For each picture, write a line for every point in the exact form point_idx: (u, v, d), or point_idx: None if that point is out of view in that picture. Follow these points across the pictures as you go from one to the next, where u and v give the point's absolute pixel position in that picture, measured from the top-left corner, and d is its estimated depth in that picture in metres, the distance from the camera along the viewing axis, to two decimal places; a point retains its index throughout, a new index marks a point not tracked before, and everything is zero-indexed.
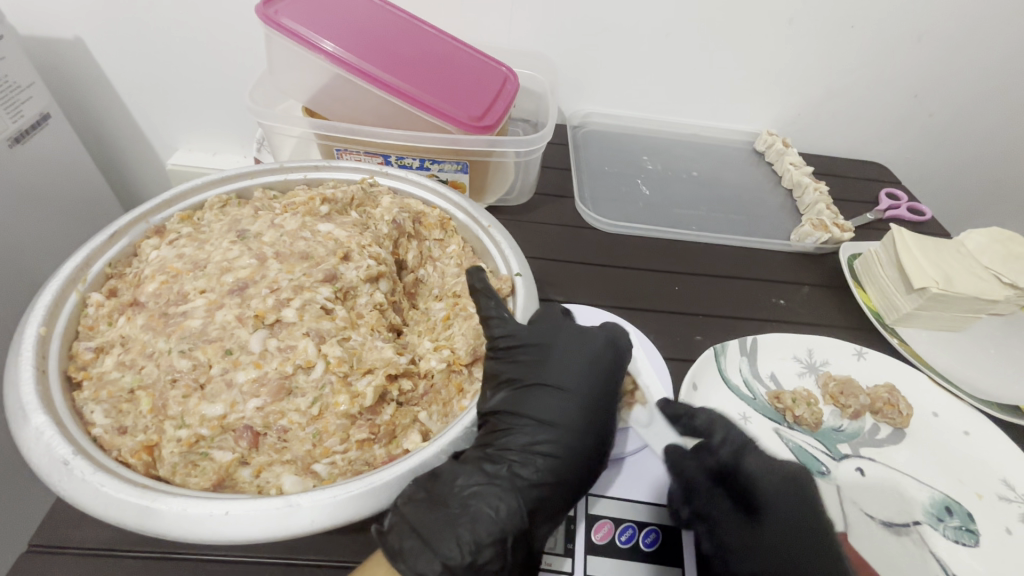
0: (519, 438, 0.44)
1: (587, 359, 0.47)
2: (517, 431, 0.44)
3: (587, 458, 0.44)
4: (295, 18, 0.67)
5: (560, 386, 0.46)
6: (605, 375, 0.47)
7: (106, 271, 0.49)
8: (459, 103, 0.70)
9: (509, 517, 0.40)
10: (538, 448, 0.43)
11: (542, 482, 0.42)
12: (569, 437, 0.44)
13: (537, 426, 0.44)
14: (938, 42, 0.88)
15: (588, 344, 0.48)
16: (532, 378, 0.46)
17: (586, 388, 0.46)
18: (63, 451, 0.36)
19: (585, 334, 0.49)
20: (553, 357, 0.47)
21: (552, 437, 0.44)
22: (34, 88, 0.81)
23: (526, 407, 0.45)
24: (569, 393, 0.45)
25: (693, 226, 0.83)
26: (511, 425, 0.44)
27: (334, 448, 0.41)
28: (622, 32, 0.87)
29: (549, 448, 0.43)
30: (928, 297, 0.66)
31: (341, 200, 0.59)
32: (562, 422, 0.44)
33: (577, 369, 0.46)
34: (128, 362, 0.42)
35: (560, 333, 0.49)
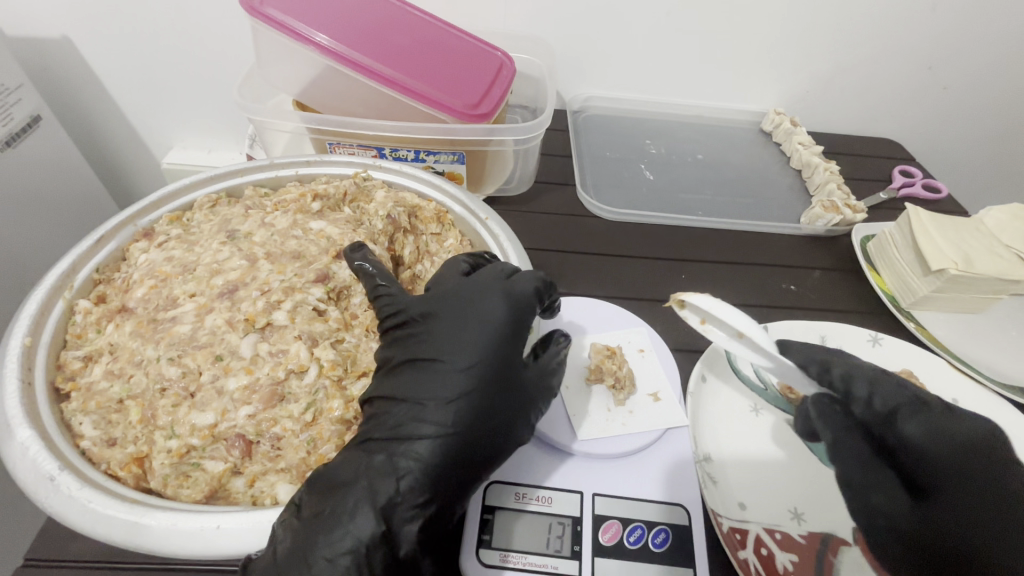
0: (382, 424, 0.39)
1: (475, 324, 0.42)
2: (384, 418, 0.40)
3: (460, 438, 0.39)
4: (280, 6, 0.64)
5: (439, 357, 0.41)
6: (496, 339, 0.42)
7: (94, 277, 0.48)
8: (454, 92, 0.67)
9: (366, 521, 0.36)
10: (412, 432, 0.39)
11: (405, 476, 0.37)
12: (446, 415, 0.39)
13: (409, 408, 0.39)
14: (954, 10, 0.84)
15: (474, 308, 0.43)
16: (413, 355, 0.42)
17: (468, 357, 0.41)
18: (50, 467, 0.35)
19: (472, 293, 0.44)
20: (440, 328, 0.42)
21: (424, 418, 0.39)
22: (22, 89, 0.79)
23: (394, 391, 0.40)
24: (445, 366, 0.40)
25: (699, 211, 0.81)
26: (385, 410, 0.40)
27: (329, 455, 0.40)
28: (622, 12, 0.84)
29: (414, 433, 0.38)
30: (947, 279, 0.64)
31: (333, 195, 0.57)
32: (435, 399, 0.39)
33: (456, 340, 0.41)
34: (117, 371, 0.41)
35: (450, 300, 0.44)
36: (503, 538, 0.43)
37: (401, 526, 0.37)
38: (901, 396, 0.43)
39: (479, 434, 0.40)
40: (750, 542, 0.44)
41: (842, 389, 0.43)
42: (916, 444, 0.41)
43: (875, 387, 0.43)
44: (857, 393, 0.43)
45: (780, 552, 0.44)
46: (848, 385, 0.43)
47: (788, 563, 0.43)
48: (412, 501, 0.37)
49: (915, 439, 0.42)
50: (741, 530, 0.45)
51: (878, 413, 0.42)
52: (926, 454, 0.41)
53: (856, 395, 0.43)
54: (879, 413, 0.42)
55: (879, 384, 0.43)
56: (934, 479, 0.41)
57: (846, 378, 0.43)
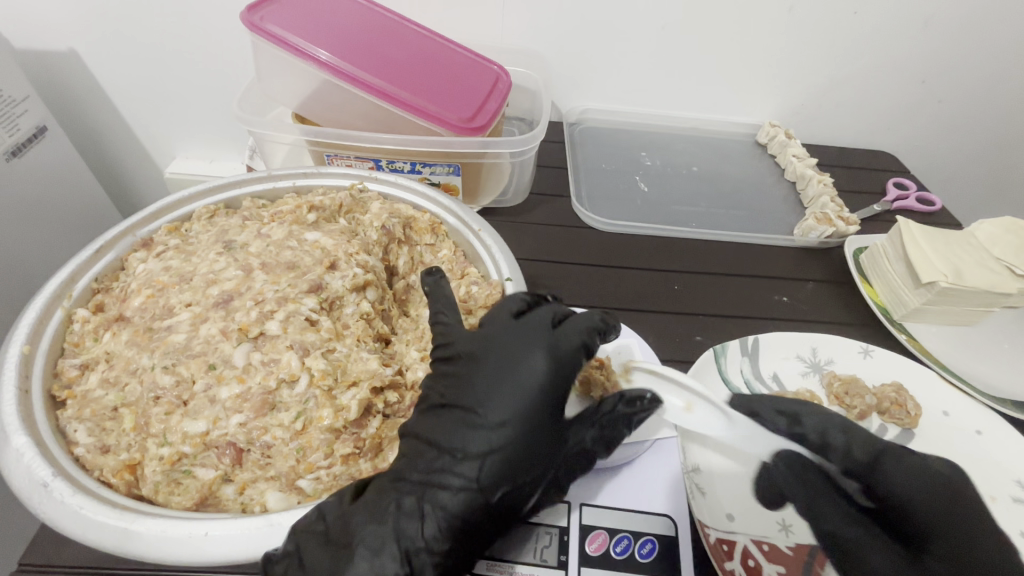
0: (416, 464, 0.40)
1: (518, 387, 0.42)
2: (420, 459, 0.40)
3: (493, 491, 0.39)
4: (280, 23, 0.66)
5: (484, 420, 0.40)
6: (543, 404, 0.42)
7: (93, 286, 0.49)
8: (449, 105, 0.68)
9: (392, 565, 0.35)
10: (450, 490, 0.38)
11: (433, 522, 0.37)
12: (483, 481, 0.39)
13: (448, 464, 0.39)
14: (945, 26, 0.85)
15: (522, 358, 0.43)
16: (462, 406, 0.41)
17: (513, 417, 0.40)
18: (43, 474, 0.35)
19: (523, 347, 0.44)
20: (490, 383, 0.42)
21: (462, 480, 0.39)
22: (29, 101, 0.81)
23: (432, 432, 0.41)
24: (489, 429, 0.40)
25: (693, 223, 0.81)
26: (424, 459, 0.40)
27: (318, 464, 0.40)
28: (617, 27, 0.85)
29: (448, 480, 0.39)
30: (937, 291, 0.64)
31: (329, 207, 0.58)
32: (476, 464, 0.39)
33: (497, 388, 0.41)
34: (112, 379, 0.42)
35: (507, 352, 0.44)
36: (491, 547, 0.44)
37: (424, 573, 0.37)
38: (876, 445, 0.47)
39: (512, 488, 0.39)
40: (736, 554, 0.44)
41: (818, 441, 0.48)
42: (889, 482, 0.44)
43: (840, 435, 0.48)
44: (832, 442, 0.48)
45: (766, 564, 0.44)
46: (824, 434, 0.49)
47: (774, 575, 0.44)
48: (440, 555, 0.37)
49: (888, 479, 0.44)
50: (728, 542, 0.45)
51: (855, 461, 0.46)
52: (900, 493, 0.43)
53: (832, 443, 0.48)
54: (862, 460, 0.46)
55: (857, 437, 0.48)
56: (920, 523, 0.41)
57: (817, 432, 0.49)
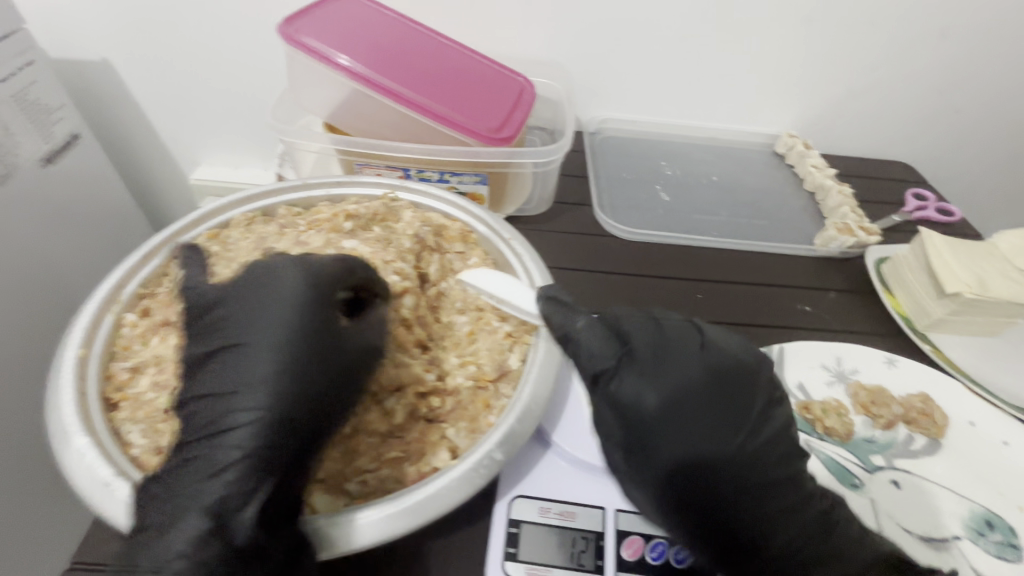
0: (192, 413, 0.39)
1: (286, 332, 0.40)
2: (205, 406, 0.39)
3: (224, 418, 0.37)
4: (315, 34, 0.68)
5: (245, 376, 0.38)
6: (335, 350, 0.41)
7: (139, 292, 0.50)
8: (477, 115, 0.70)
9: (240, 522, 0.36)
10: (266, 445, 0.37)
11: (221, 468, 0.37)
12: (261, 431, 0.37)
13: (245, 422, 0.37)
14: (962, 39, 0.86)
15: (269, 289, 0.41)
16: (242, 365, 0.39)
17: (266, 351, 0.39)
18: (105, 473, 0.37)
19: (297, 297, 0.41)
20: (251, 335, 0.40)
21: (271, 435, 0.37)
22: (64, 109, 0.83)
23: (221, 379, 0.39)
24: (273, 380, 0.38)
25: (714, 233, 0.82)
26: (241, 414, 0.38)
27: (365, 467, 0.43)
28: (638, 39, 0.87)
29: (230, 423, 0.37)
30: (961, 302, 0.65)
31: (365, 216, 0.59)
32: (267, 416, 0.37)
33: (252, 319, 0.40)
34: (164, 382, 0.43)
35: (275, 306, 0.41)
36: (530, 551, 0.45)
37: (238, 529, 0.36)
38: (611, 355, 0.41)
39: (289, 415, 0.38)
40: None
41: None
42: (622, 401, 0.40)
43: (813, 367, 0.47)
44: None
45: None
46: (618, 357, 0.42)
47: None
48: (260, 512, 0.37)
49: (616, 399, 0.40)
50: None
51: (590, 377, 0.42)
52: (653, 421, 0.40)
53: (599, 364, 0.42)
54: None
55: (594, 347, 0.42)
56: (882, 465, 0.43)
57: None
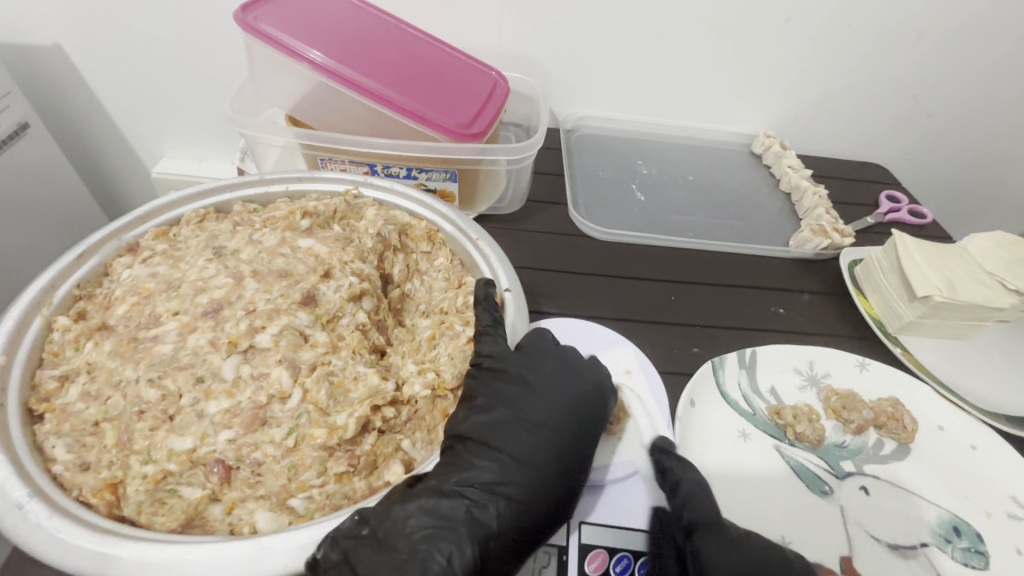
0: (483, 474, 0.41)
1: (569, 394, 0.47)
2: (483, 466, 0.42)
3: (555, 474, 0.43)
4: (274, 23, 0.64)
5: (520, 449, 0.43)
6: (592, 414, 0.47)
7: (74, 293, 0.47)
8: (446, 110, 0.67)
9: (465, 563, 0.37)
10: (501, 489, 0.41)
11: (500, 524, 0.40)
12: (547, 472, 0.43)
13: (506, 466, 0.42)
14: (937, 41, 0.86)
15: (577, 376, 0.48)
16: (516, 413, 0.45)
17: (556, 422, 0.45)
18: (18, 494, 0.34)
19: (575, 369, 0.49)
20: (532, 391, 0.46)
21: (521, 480, 0.42)
22: (11, 96, 0.78)
23: (496, 441, 0.43)
24: (542, 432, 0.44)
25: (689, 233, 0.81)
26: (478, 459, 0.42)
27: (310, 482, 0.39)
28: (615, 36, 0.85)
29: (513, 485, 0.42)
30: (932, 305, 0.64)
31: (324, 213, 0.57)
32: (537, 464, 0.43)
33: (554, 407, 0.46)
34: (93, 392, 0.40)
35: (552, 372, 0.48)
36: None
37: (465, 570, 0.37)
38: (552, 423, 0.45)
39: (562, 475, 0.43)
40: None
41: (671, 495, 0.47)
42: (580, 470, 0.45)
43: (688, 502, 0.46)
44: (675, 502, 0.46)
45: None
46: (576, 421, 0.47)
47: None
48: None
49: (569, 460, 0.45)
50: None
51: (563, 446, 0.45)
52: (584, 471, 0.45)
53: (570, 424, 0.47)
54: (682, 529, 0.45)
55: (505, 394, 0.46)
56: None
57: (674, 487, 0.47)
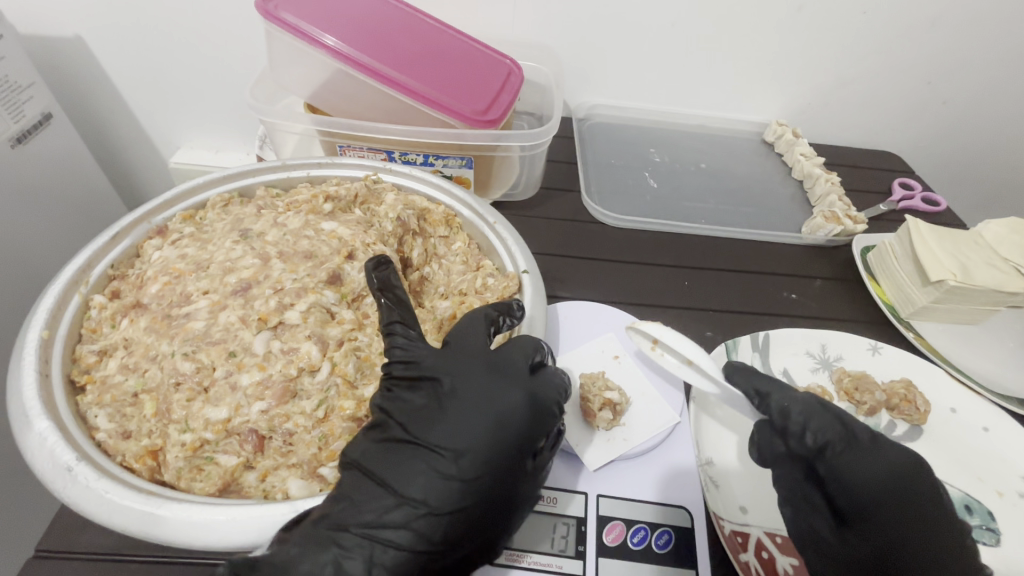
0: (361, 513, 0.36)
1: (485, 414, 0.39)
2: (367, 502, 0.36)
3: (460, 519, 0.36)
4: (295, 11, 0.66)
5: (413, 484, 0.36)
6: (515, 437, 0.39)
7: (108, 273, 0.49)
8: (462, 97, 0.68)
9: None
10: (386, 534, 0.35)
11: None
12: (446, 518, 0.36)
13: (390, 503, 0.36)
14: (953, 27, 0.86)
15: (502, 391, 0.40)
16: (417, 435, 0.38)
17: (466, 446, 0.38)
18: (67, 458, 0.36)
19: (504, 380, 0.41)
20: (445, 407, 0.39)
21: (408, 523, 0.36)
22: (34, 87, 0.79)
23: (386, 474, 0.37)
24: (443, 461, 0.37)
25: (701, 219, 0.82)
26: (361, 497, 0.36)
27: (340, 452, 0.41)
28: (629, 24, 0.85)
29: (401, 532, 0.35)
30: (945, 290, 0.65)
31: (345, 198, 0.58)
32: (430, 504, 0.36)
33: (464, 426, 0.38)
34: (132, 365, 0.42)
35: (472, 382, 0.41)
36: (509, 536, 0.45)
37: None
38: (834, 429, 0.44)
39: (474, 518, 0.37)
40: (751, 545, 0.45)
41: (780, 421, 0.45)
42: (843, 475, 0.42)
43: (810, 419, 0.44)
44: (793, 426, 0.44)
45: (781, 556, 0.45)
46: (785, 416, 0.45)
47: (789, 567, 0.45)
48: None
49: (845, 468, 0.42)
50: (743, 533, 0.46)
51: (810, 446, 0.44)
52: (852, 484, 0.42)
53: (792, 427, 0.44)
54: (811, 446, 0.43)
55: (422, 408, 0.40)
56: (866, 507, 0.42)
57: (782, 411, 0.45)
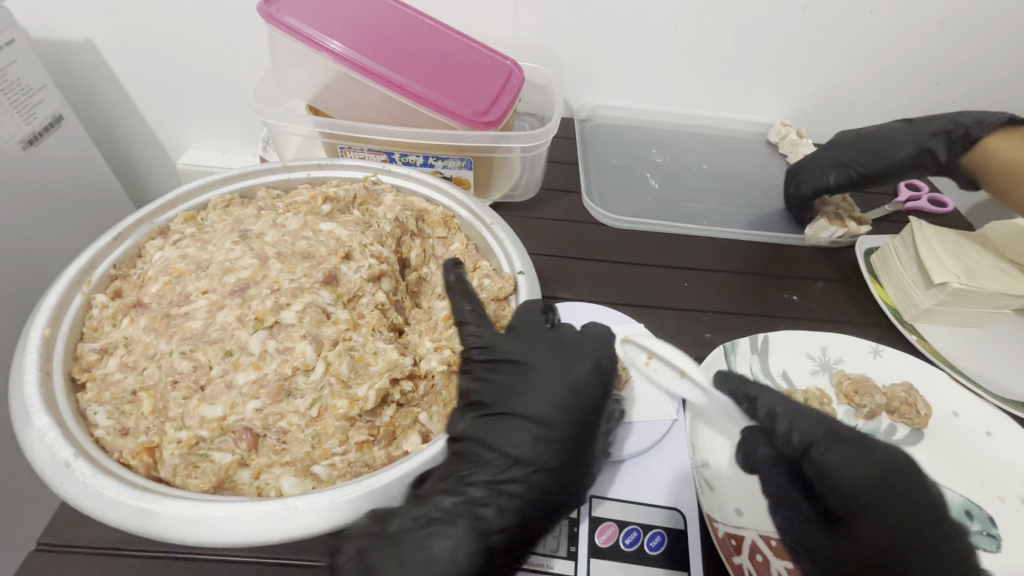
0: (480, 472, 0.41)
1: (568, 381, 0.45)
2: (482, 464, 0.42)
3: (567, 469, 0.43)
4: (296, 15, 0.66)
5: (521, 445, 0.42)
6: (592, 399, 0.45)
7: (111, 273, 0.50)
8: (461, 98, 0.68)
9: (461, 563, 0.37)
10: (504, 487, 0.41)
11: (506, 527, 0.40)
12: (550, 470, 0.42)
13: (504, 461, 0.42)
14: (962, 26, 0.85)
15: (573, 366, 0.46)
16: (511, 405, 0.44)
17: (559, 409, 0.44)
18: (65, 454, 0.36)
19: (570, 351, 0.47)
20: (524, 375, 0.45)
21: (522, 477, 0.42)
22: (45, 90, 0.81)
23: (492, 439, 0.42)
24: (541, 424, 0.43)
25: (702, 221, 0.81)
26: (475, 460, 0.42)
27: (332, 450, 0.41)
28: (631, 25, 0.85)
29: (516, 483, 0.41)
30: (949, 292, 0.64)
31: (343, 199, 0.58)
32: (535, 462, 0.42)
33: (553, 394, 0.44)
34: (131, 363, 0.42)
35: (547, 358, 0.46)
36: None
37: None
38: (816, 428, 0.44)
39: (574, 469, 0.43)
40: (745, 549, 0.45)
41: (767, 423, 0.47)
42: (832, 476, 0.42)
43: (793, 421, 0.45)
44: (779, 428, 0.46)
45: (776, 559, 0.45)
46: (772, 417, 0.46)
47: (784, 571, 0.44)
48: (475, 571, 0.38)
49: (829, 469, 0.43)
50: (737, 536, 0.46)
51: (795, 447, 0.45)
52: (840, 485, 0.42)
53: (777, 429, 0.46)
54: (796, 446, 0.45)
55: (505, 382, 0.45)
56: (853, 508, 0.41)
57: (769, 413, 0.47)
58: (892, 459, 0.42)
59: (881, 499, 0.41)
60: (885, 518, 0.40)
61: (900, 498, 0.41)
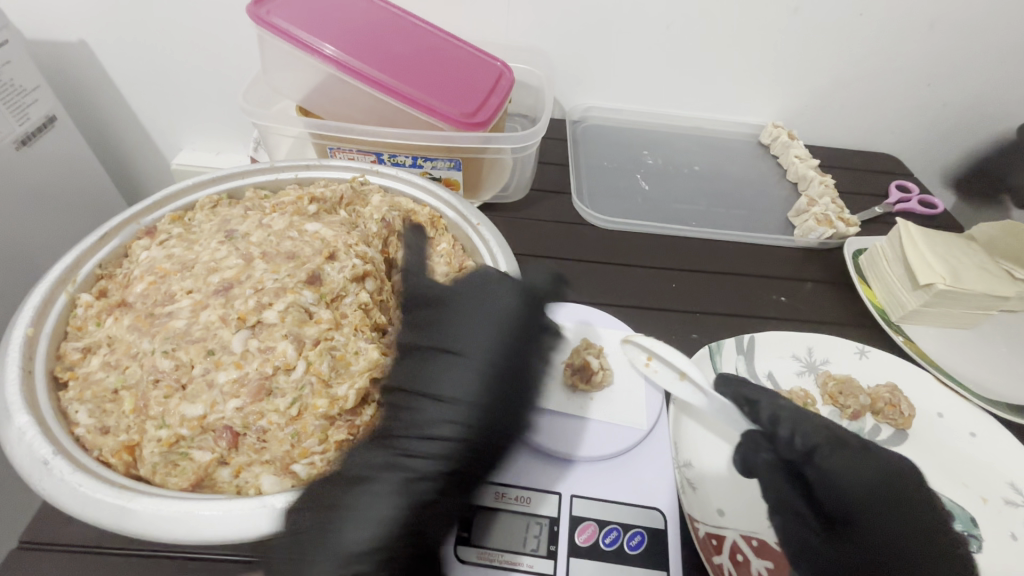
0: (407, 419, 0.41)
1: (489, 322, 0.46)
2: (408, 410, 0.42)
3: (491, 409, 0.42)
4: (286, 16, 0.67)
5: (445, 387, 0.42)
6: (514, 336, 0.46)
7: (97, 272, 0.50)
8: (450, 100, 0.69)
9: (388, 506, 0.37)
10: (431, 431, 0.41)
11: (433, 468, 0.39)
12: (476, 412, 0.41)
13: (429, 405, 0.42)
14: (952, 29, 0.85)
15: (493, 305, 0.47)
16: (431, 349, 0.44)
17: (479, 348, 0.44)
18: (44, 452, 0.37)
19: (489, 295, 0.48)
20: (450, 320, 0.46)
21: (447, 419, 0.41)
22: (39, 91, 0.81)
23: (417, 384, 0.42)
24: (461, 366, 0.43)
25: (692, 222, 0.82)
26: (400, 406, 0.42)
27: (312, 449, 0.42)
28: (623, 27, 0.86)
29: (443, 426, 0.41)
30: (934, 293, 0.64)
31: (330, 199, 0.59)
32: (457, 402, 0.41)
33: (473, 332, 0.45)
34: (113, 362, 0.43)
35: (470, 303, 0.47)
36: (482, 536, 0.45)
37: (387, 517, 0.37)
38: (820, 434, 0.46)
39: (499, 408, 0.42)
40: (725, 549, 0.45)
41: (769, 428, 0.48)
42: (836, 478, 0.43)
43: (797, 425, 0.46)
44: (782, 432, 0.47)
45: (755, 559, 0.45)
46: (774, 423, 0.48)
47: (763, 570, 0.44)
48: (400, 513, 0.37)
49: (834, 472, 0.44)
50: (717, 536, 0.46)
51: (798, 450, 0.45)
52: (844, 488, 0.43)
53: (781, 433, 0.47)
54: (799, 449, 0.45)
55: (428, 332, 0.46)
56: (852, 511, 0.43)
57: (772, 418, 0.48)
58: (888, 462, 0.45)
59: (881, 502, 0.43)
60: (886, 522, 0.42)
61: (897, 501, 0.43)
